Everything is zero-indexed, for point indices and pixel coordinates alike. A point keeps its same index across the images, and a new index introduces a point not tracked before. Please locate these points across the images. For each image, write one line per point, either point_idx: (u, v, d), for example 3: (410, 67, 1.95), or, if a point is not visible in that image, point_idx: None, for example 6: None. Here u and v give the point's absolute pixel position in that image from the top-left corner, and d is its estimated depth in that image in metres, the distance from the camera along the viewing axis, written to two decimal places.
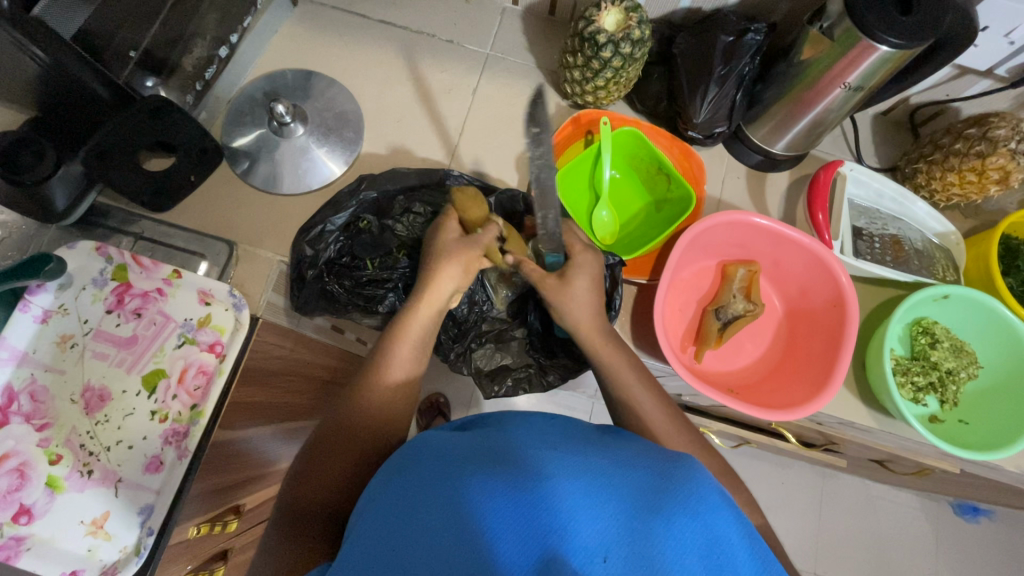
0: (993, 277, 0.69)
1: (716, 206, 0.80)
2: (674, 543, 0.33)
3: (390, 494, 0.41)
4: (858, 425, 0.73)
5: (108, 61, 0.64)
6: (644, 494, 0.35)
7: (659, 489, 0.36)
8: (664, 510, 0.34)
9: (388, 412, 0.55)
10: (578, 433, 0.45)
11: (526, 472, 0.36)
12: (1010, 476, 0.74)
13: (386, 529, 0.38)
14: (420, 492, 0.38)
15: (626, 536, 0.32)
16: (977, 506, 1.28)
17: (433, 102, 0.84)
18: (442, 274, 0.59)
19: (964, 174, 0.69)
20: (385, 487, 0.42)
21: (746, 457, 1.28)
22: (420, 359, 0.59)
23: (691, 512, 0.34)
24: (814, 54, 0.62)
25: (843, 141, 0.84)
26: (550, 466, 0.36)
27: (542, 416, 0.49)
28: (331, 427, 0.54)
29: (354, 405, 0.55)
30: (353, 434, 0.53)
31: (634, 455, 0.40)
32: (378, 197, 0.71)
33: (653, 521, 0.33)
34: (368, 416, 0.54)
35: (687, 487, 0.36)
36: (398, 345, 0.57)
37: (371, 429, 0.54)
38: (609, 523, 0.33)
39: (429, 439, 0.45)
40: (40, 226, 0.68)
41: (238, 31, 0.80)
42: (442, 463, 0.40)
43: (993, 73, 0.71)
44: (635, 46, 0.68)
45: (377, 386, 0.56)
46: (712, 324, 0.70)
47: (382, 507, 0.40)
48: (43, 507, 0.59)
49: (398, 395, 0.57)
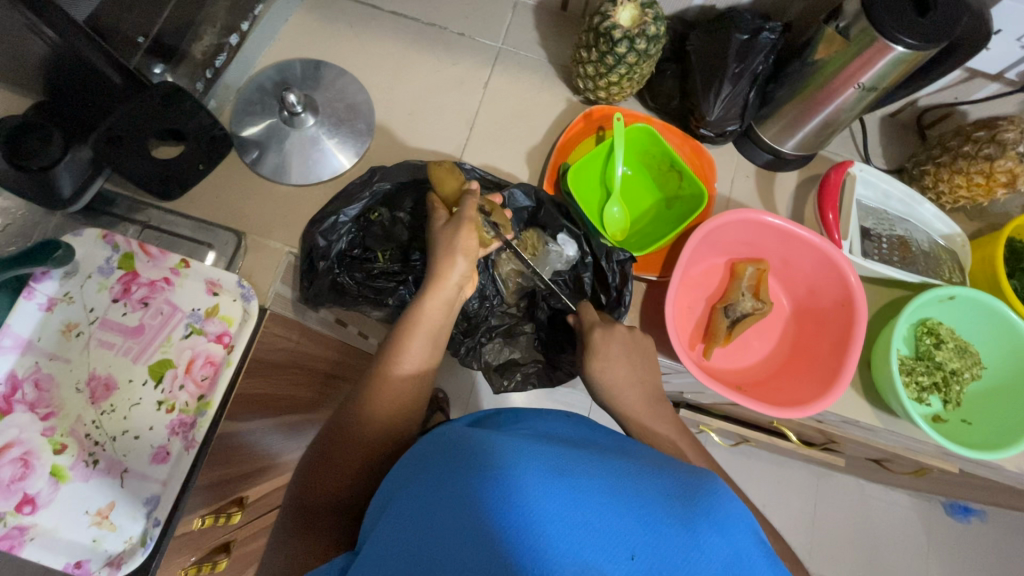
0: (998, 279, 0.69)
1: (725, 204, 0.81)
2: (699, 550, 0.33)
3: (407, 492, 0.41)
4: (862, 424, 0.73)
5: (118, 46, 0.63)
6: (667, 498, 0.35)
7: (685, 498, 0.35)
8: (689, 516, 0.34)
9: (403, 404, 0.56)
10: (598, 438, 0.45)
11: (549, 466, 0.36)
12: (1009, 475, 0.75)
13: (404, 527, 0.38)
14: (439, 486, 0.38)
15: (650, 539, 0.32)
16: (968, 506, 1.30)
17: (444, 95, 0.84)
18: (456, 280, 0.60)
19: (972, 177, 0.70)
20: (401, 486, 0.42)
21: (744, 455, 1.29)
22: (433, 353, 0.59)
23: (716, 521, 0.34)
24: (828, 54, 0.62)
25: (851, 142, 0.85)
26: (570, 464, 0.36)
27: (562, 415, 0.50)
28: (344, 418, 0.54)
29: (371, 398, 0.55)
30: (368, 426, 0.53)
31: (654, 462, 0.40)
32: (391, 189, 0.70)
33: (678, 526, 0.33)
34: (385, 407, 0.55)
35: (710, 496, 0.36)
36: (409, 339, 0.57)
37: (388, 422, 0.54)
38: (633, 521, 0.33)
39: (443, 437, 0.44)
40: (44, 213, 0.67)
41: (248, 18, 0.81)
42: (459, 457, 0.40)
43: (1002, 76, 0.72)
44: (650, 42, 0.68)
45: (399, 378, 0.56)
46: (720, 322, 0.71)
47: (400, 506, 0.40)
48: (47, 497, 0.58)
49: (413, 385, 0.57)
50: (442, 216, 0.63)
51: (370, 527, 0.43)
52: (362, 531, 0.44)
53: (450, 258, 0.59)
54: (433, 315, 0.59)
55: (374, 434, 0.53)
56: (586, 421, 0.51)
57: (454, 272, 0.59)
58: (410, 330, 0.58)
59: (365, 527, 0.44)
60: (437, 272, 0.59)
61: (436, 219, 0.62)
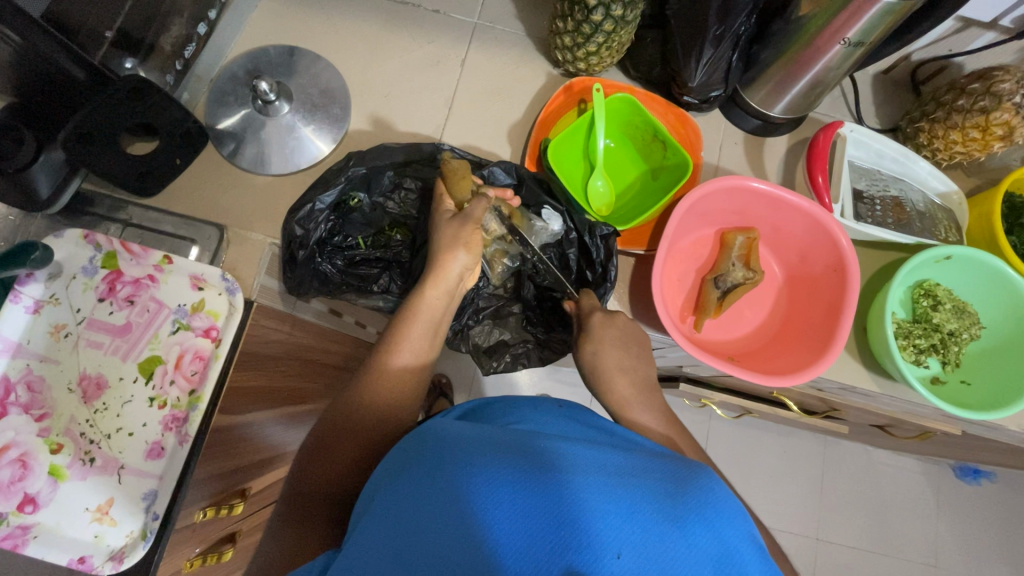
0: (996, 235, 0.67)
1: (713, 172, 0.79)
2: (684, 547, 0.33)
3: (396, 482, 0.40)
4: (860, 390, 0.72)
5: (83, 42, 0.62)
6: (659, 496, 0.35)
7: (676, 493, 0.35)
8: (680, 515, 0.34)
9: (403, 393, 0.55)
10: (588, 430, 0.45)
11: (542, 461, 0.36)
12: (1011, 435, 0.74)
13: (393, 516, 0.37)
14: (427, 475, 0.38)
15: (640, 537, 0.32)
16: (977, 468, 1.28)
17: (421, 75, 0.82)
18: (457, 272, 0.59)
19: (967, 131, 0.68)
20: (391, 476, 0.42)
21: (748, 426, 1.29)
22: (432, 344, 0.58)
23: (706, 518, 0.34)
24: (813, 9, 0.60)
25: (843, 102, 0.83)
26: (561, 457, 0.36)
27: (552, 403, 0.50)
28: (340, 406, 0.54)
29: (366, 385, 0.54)
30: (364, 414, 0.53)
31: (647, 456, 0.39)
32: (368, 173, 0.67)
33: (667, 525, 0.33)
34: (382, 395, 0.54)
35: (704, 492, 0.36)
36: (410, 327, 0.57)
37: (385, 411, 0.54)
38: (621, 520, 0.32)
39: (434, 427, 0.44)
40: (26, 216, 0.67)
41: (215, 6, 0.78)
42: (451, 446, 0.40)
43: (997, 24, 0.69)
44: (626, 8, 0.65)
45: (398, 366, 0.55)
46: (711, 294, 0.69)
47: (388, 497, 0.39)
48: (47, 496, 0.59)
49: (412, 375, 0.56)
50: (449, 210, 0.63)
51: (360, 519, 0.42)
52: (352, 522, 0.43)
53: (452, 252, 0.59)
54: (434, 305, 0.58)
55: (372, 424, 0.53)
56: (580, 410, 0.51)
57: (457, 265, 0.59)
58: (409, 320, 0.57)
59: (355, 517, 0.43)
60: (441, 262, 0.59)
61: (441, 213, 0.62)
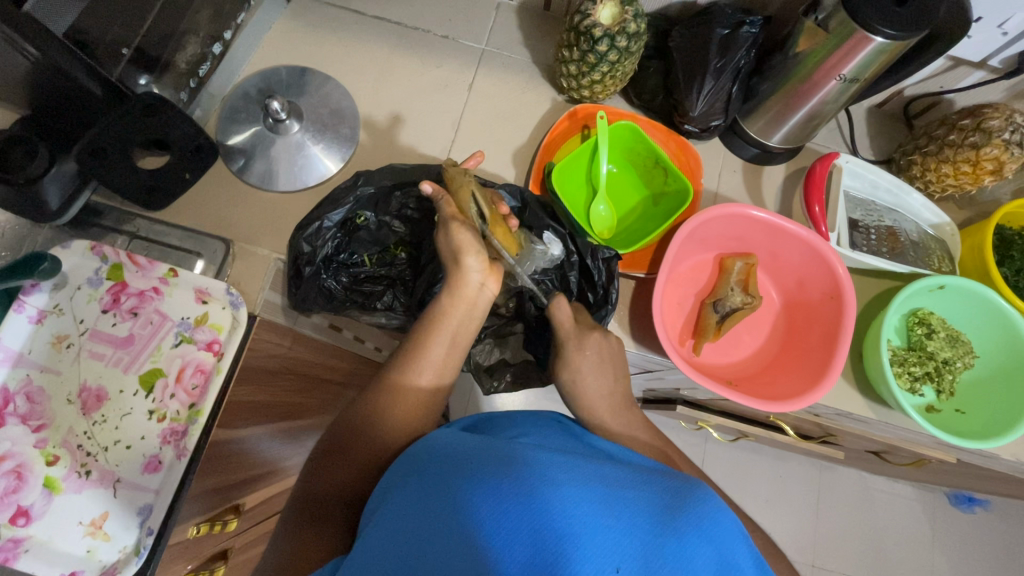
0: (987, 267, 0.69)
1: (712, 198, 0.81)
2: (685, 562, 0.33)
3: (402, 490, 0.40)
4: (856, 416, 0.73)
5: (99, 57, 0.63)
6: (660, 510, 0.35)
7: (674, 506, 0.35)
8: (679, 528, 0.34)
9: (417, 411, 0.55)
10: (587, 443, 0.46)
11: (543, 474, 0.36)
12: (1005, 463, 0.74)
13: (396, 529, 0.37)
14: (433, 485, 0.38)
15: (638, 550, 0.32)
16: (972, 496, 1.28)
17: (428, 97, 0.84)
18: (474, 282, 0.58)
19: (959, 165, 0.70)
20: (395, 487, 0.42)
21: (744, 450, 1.29)
22: (449, 361, 0.57)
23: (704, 531, 0.34)
24: (809, 45, 0.62)
25: (839, 134, 0.85)
26: (563, 472, 0.37)
27: (552, 419, 0.50)
28: (353, 416, 0.54)
29: (383, 401, 0.54)
30: (379, 427, 0.53)
31: (646, 470, 0.40)
32: (376, 193, 0.70)
33: (666, 538, 0.33)
34: (396, 411, 0.54)
35: (702, 503, 0.36)
36: (420, 344, 0.57)
37: (403, 423, 0.54)
38: (623, 534, 0.33)
39: (439, 438, 0.44)
40: (33, 225, 0.68)
41: (231, 27, 0.81)
42: (456, 457, 0.40)
43: (987, 63, 0.72)
44: (631, 39, 0.68)
45: (415, 384, 0.55)
46: (709, 317, 0.70)
47: (394, 504, 0.40)
48: (40, 509, 0.59)
49: (425, 394, 0.56)
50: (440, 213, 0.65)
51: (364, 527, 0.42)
52: (354, 533, 0.43)
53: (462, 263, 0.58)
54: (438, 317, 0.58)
55: (389, 434, 0.53)
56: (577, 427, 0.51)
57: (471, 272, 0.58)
58: (433, 335, 0.57)
59: (361, 523, 0.44)
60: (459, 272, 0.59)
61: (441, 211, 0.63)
